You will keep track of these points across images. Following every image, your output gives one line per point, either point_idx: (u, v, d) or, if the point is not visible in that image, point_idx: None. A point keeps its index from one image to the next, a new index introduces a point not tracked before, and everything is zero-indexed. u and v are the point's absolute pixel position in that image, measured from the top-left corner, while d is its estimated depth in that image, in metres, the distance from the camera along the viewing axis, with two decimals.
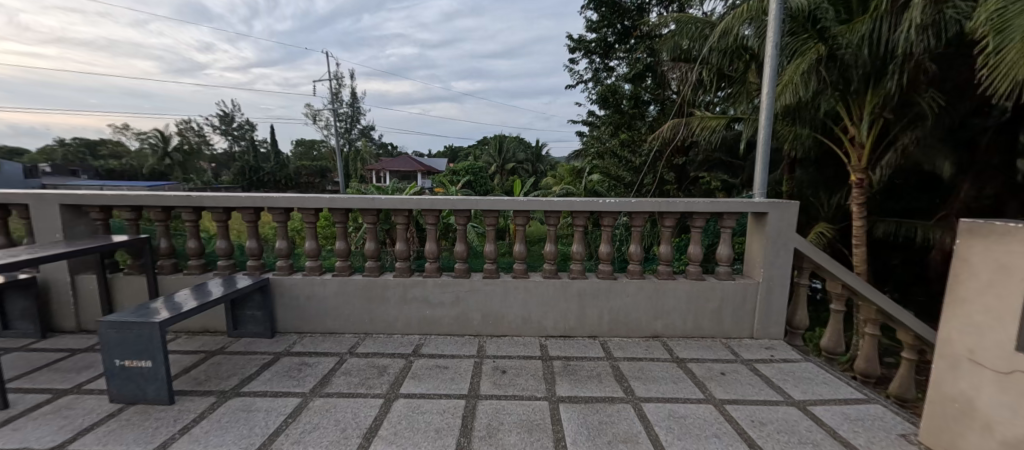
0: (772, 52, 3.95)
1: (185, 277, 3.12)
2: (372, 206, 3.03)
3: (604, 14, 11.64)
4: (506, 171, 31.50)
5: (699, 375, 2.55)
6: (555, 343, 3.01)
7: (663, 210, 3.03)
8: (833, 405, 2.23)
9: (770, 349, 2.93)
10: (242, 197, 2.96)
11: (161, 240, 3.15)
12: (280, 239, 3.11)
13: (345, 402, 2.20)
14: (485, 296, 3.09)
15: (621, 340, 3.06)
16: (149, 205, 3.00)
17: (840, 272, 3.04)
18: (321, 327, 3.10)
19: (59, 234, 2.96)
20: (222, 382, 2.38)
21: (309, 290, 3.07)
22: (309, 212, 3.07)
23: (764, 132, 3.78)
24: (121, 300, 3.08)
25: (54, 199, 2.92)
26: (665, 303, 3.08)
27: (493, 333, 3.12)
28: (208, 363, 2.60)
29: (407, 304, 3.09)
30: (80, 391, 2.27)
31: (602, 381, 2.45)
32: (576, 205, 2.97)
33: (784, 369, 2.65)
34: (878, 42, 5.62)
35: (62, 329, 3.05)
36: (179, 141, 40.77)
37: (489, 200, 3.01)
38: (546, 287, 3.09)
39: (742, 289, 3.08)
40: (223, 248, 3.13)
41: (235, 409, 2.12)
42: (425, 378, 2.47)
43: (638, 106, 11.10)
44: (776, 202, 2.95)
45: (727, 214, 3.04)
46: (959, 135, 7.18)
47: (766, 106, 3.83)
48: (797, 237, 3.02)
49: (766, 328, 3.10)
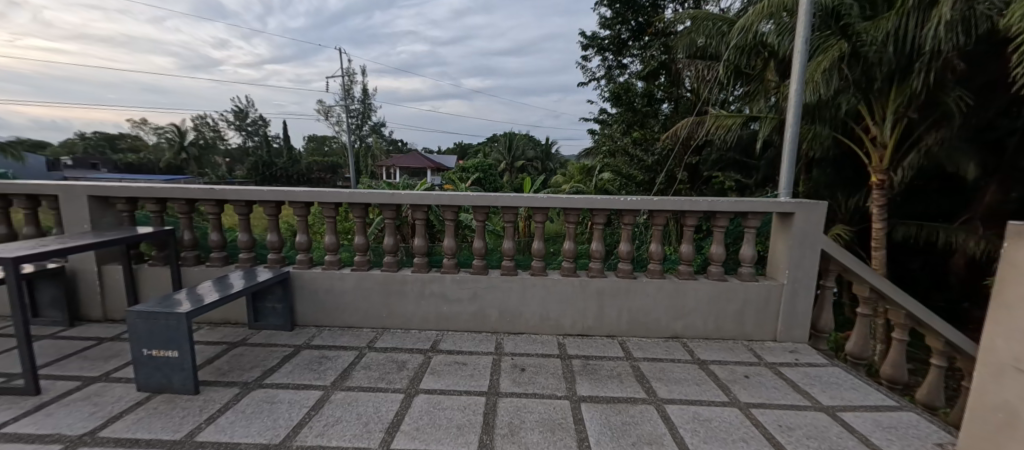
0: (800, 48, 3.81)
1: (207, 269, 3.14)
2: (391, 202, 3.02)
3: (619, 10, 11.54)
4: (517, 168, 31.67)
5: (722, 377, 2.50)
6: (573, 342, 2.98)
7: (686, 209, 2.96)
8: (865, 412, 2.17)
9: (794, 353, 2.86)
10: (264, 191, 2.98)
11: (185, 233, 3.15)
12: (301, 233, 3.13)
13: (367, 396, 2.21)
14: (503, 293, 3.08)
15: (639, 341, 3.02)
16: (174, 198, 3.03)
17: (867, 275, 2.96)
18: (339, 321, 3.11)
19: (87, 224, 3.00)
20: (245, 373, 2.40)
21: (327, 283, 3.08)
22: (329, 206, 3.09)
23: (791, 131, 3.68)
24: (144, 291, 3.11)
25: (83, 191, 2.97)
26: (685, 303, 3.03)
27: (509, 330, 3.11)
28: (231, 354, 2.63)
29: (424, 299, 3.09)
30: (108, 379, 2.31)
31: (623, 381, 2.42)
32: (596, 203, 2.94)
33: (810, 373, 2.59)
34: (905, 39, 5.50)
35: (89, 318, 3.10)
36: (195, 136, 41.66)
37: (509, 196, 2.99)
38: (565, 286, 3.06)
39: (766, 291, 3.01)
40: (244, 242, 3.13)
41: (258, 401, 2.13)
42: (445, 374, 2.47)
43: (651, 104, 11.01)
44: (803, 203, 2.87)
45: (751, 214, 2.98)
46: (983, 136, 7.01)
47: (794, 106, 3.72)
48: (824, 238, 2.93)
49: (790, 331, 3.02)
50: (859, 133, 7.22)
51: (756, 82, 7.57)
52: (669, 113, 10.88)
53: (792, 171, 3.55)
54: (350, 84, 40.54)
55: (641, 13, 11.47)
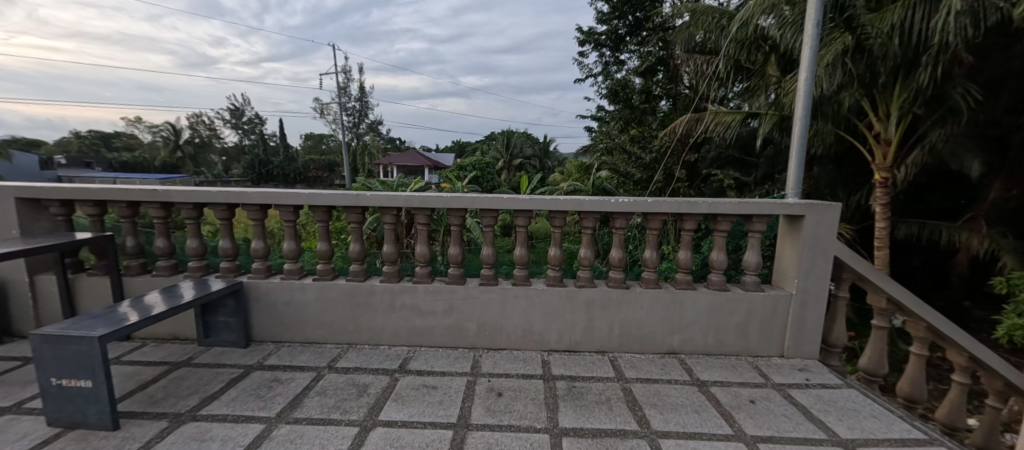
0: (812, 34, 3.47)
1: (153, 279, 2.83)
2: (358, 204, 2.72)
3: (615, 5, 11.24)
4: (514, 167, 31.37)
5: (724, 403, 2.21)
6: (559, 359, 2.69)
7: (684, 212, 2.66)
8: (889, 446, 1.88)
9: (804, 372, 2.57)
10: (215, 192, 2.68)
11: (127, 239, 2.83)
12: (257, 239, 2.82)
13: (314, 431, 1.90)
14: (483, 305, 2.78)
15: (633, 357, 2.73)
16: (113, 200, 2.71)
17: (885, 284, 2.67)
18: (301, 335, 2.81)
19: (15, 230, 2.69)
20: (179, 402, 2.09)
21: (287, 295, 2.78)
22: (288, 209, 2.77)
23: (800, 125, 3.38)
24: (84, 303, 2.80)
25: (10, 192, 2.66)
26: (683, 316, 2.74)
27: (489, 346, 2.80)
28: (169, 378, 2.32)
29: (395, 312, 2.79)
30: (19, 411, 2.00)
31: (612, 409, 2.12)
32: (585, 204, 2.63)
33: (823, 396, 2.29)
34: (912, 31, 5.18)
35: (22, 334, 2.79)
36: (191, 134, 41.31)
37: (487, 197, 2.69)
38: (551, 297, 2.77)
39: (772, 302, 2.72)
40: (193, 248, 2.83)
41: (186, 438, 1.83)
42: (410, 401, 2.16)
43: (650, 100, 10.81)
44: (814, 204, 2.58)
45: (755, 217, 2.68)
46: (989, 134, 6.72)
47: (803, 97, 3.41)
48: (838, 243, 2.63)
49: (799, 346, 2.73)
50: (862, 129, 6.95)
51: (757, 77, 7.33)
52: (667, 110, 10.61)
53: (802, 170, 3.29)
54: (347, 82, 40.13)
55: (639, 7, 11.11)
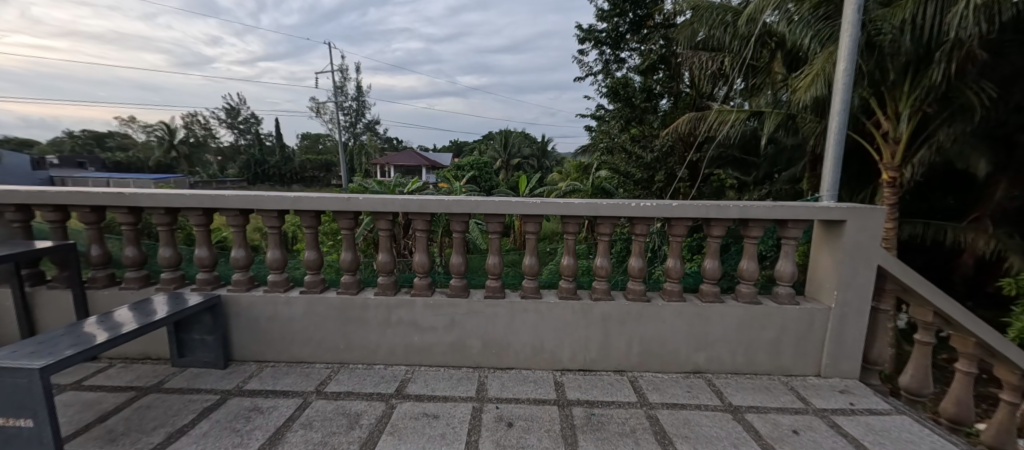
0: (851, 19, 3.18)
1: (121, 292, 2.55)
2: (350, 208, 2.44)
3: (615, 2, 10.98)
4: (512, 167, 31.17)
5: (764, 434, 1.95)
6: (573, 380, 2.43)
7: (711, 217, 2.40)
8: None
9: (846, 394, 2.31)
10: (188, 196, 2.40)
11: (92, 247, 2.55)
12: (238, 248, 2.55)
13: None
14: (488, 320, 2.51)
15: (655, 377, 2.47)
16: (75, 205, 2.43)
17: (932, 296, 2.41)
18: (287, 354, 2.54)
19: None
20: (142, 439, 1.81)
21: (271, 309, 2.51)
22: (272, 214, 2.49)
23: (836, 120, 3.13)
24: (43, 319, 2.52)
25: None
26: (710, 331, 2.48)
27: (495, 365, 2.54)
28: (134, 408, 2.04)
29: (390, 328, 2.52)
30: None
31: (639, 443, 1.86)
32: (601, 208, 2.38)
33: (875, 425, 2.04)
34: (925, 27, 4.87)
35: None
36: (185, 134, 40.91)
37: (493, 201, 2.41)
38: (563, 311, 2.50)
39: (808, 316, 2.47)
40: (166, 258, 2.55)
41: None
42: (408, 434, 1.89)
43: (650, 99, 10.46)
44: (857, 208, 2.32)
45: (790, 222, 2.43)
46: (995, 134, 6.51)
47: (843, 90, 3.14)
48: (881, 251, 2.37)
49: (837, 364, 2.47)
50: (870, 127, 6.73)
51: (762, 74, 7.10)
52: (669, 109, 10.40)
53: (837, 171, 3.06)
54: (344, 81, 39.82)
55: (640, 5, 10.81)
